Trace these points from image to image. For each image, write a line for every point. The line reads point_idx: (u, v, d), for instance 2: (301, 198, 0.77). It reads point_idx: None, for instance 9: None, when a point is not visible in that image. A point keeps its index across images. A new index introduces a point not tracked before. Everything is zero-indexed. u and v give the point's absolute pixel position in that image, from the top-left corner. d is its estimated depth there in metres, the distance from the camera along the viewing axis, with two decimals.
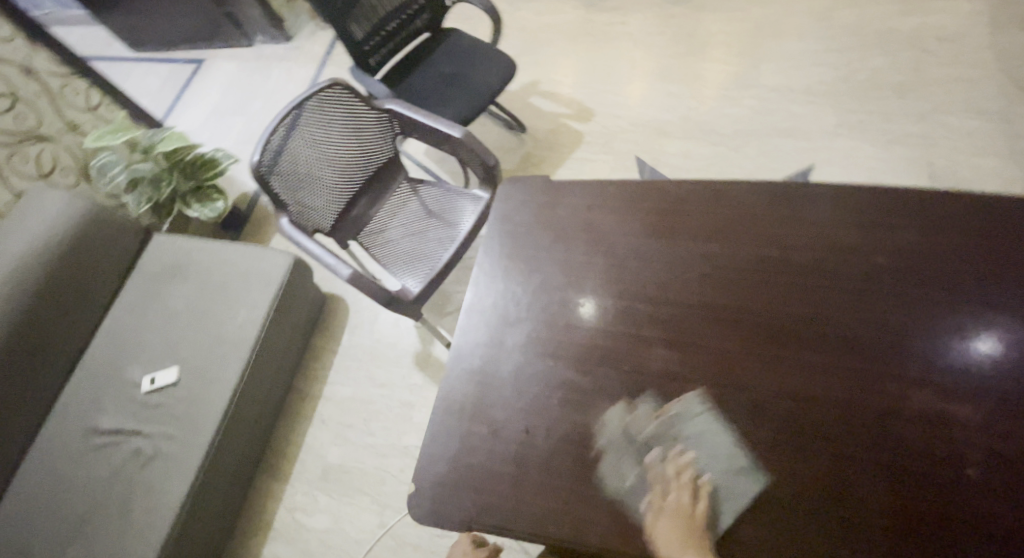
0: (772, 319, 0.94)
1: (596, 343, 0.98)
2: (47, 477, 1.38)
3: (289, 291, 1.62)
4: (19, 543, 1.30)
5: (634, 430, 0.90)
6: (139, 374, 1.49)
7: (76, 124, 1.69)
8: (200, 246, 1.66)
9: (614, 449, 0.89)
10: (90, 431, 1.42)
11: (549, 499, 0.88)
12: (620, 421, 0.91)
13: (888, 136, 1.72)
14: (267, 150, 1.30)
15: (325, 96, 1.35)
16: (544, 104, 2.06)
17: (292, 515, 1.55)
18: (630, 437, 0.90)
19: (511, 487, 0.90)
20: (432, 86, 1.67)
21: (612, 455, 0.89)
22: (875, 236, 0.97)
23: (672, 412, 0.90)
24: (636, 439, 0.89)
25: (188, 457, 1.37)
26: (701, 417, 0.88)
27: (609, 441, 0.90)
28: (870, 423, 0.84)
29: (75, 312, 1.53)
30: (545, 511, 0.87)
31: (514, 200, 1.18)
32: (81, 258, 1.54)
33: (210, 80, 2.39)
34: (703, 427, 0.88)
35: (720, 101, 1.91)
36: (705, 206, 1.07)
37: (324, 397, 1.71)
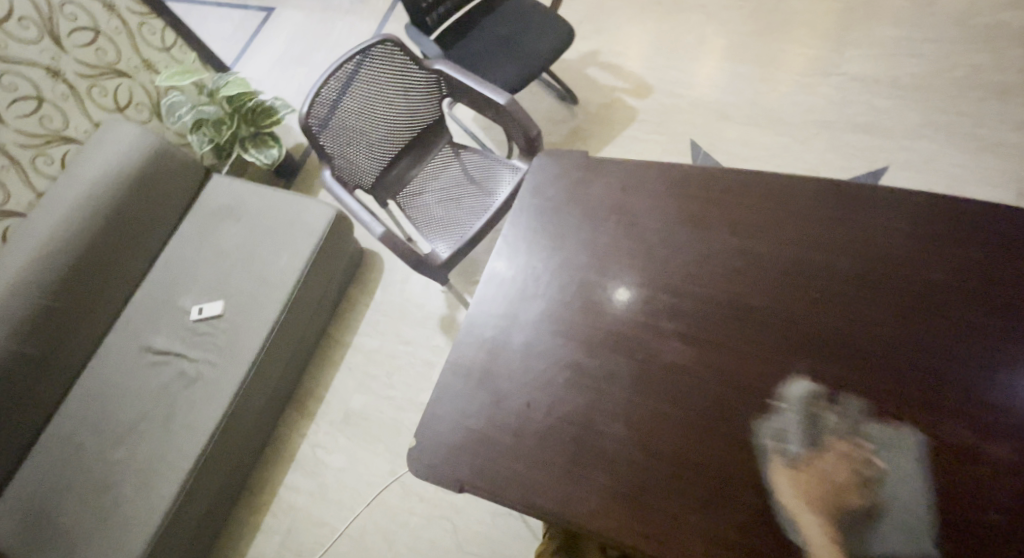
0: (799, 326, 0.90)
1: (608, 328, 0.97)
2: (106, 384, 1.52)
3: (331, 241, 1.68)
4: (78, 439, 1.45)
5: (820, 410, 0.83)
6: (189, 302, 1.60)
7: (150, 62, 1.78)
8: (253, 190, 1.74)
9: (790, 422, 0.83)
10: (145, 348, 1.55)
11: (543, 473, 0.89)
12: (805, 396, 0.85)
13: (976, 143, 1.57)
14: (316, 103, 1.34)
15: (377, 54, 1.37)
16: (603, 76, 1.99)
17: (314, 450, 1.65)
18: (817, 418, 0.83)
19: (506, 456, 0.92)
20: (486, 50, 1.66)
21: (611, 440, 0.89)
22: (931, 254, 0.90)
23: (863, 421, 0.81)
24: (818, 419, 0.83)
25: (226, 384, 1.47)
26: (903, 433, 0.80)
27: (789, 414, 0.84)
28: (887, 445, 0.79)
29: (139, 238, 1.65)
30: (537, 483, 0.88)
31: (547, 173, 1.16)
32: (148, 188, 1.64)
33: (279, 27, 2.45)
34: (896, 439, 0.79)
35: (792, 88, 1.79)
36: (749, 199, 1.02)
37: (353, 346, 1.78)
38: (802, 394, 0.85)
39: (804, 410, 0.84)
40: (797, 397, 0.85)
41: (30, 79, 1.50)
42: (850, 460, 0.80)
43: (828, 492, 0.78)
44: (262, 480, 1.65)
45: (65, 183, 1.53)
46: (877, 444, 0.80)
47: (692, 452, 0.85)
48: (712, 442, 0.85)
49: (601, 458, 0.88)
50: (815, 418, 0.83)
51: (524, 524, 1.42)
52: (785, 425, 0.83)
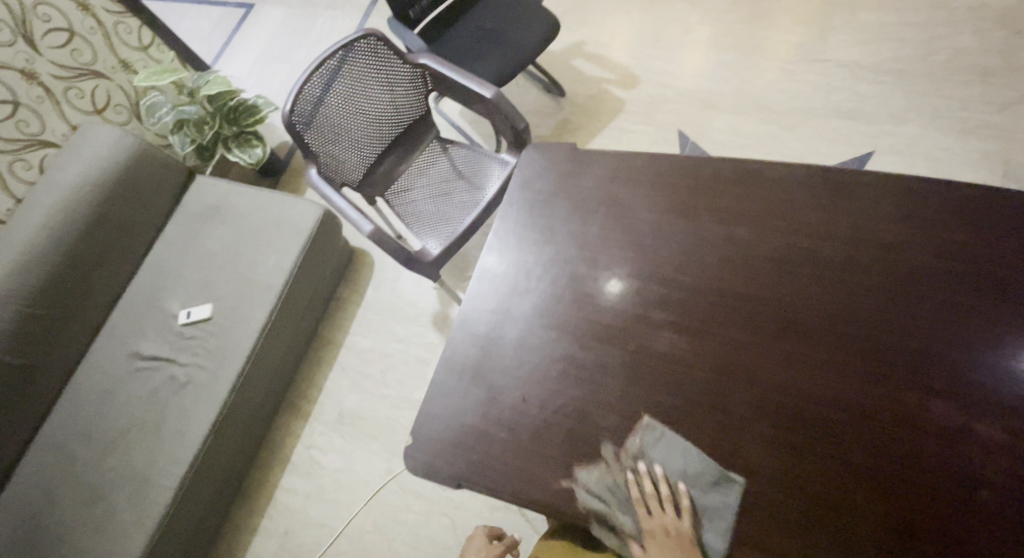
0: (789, 311, 0.90)
1: (602, 321, 0.97)
2: (93, 392, 1.49)
3: (319, 240, 1.66)
4: (66, 448, 1.43)
5: (610, 476, 0.86)
6: (177, 306, 1.58)
7: (127, 62, 1.75)
8: (238, 190, 1.72)
9: (601, 495, 0.86)
10: (132, 354, 1.53)
11: (543, 467, 0.89)
12: (596, 474, 0.87)
13: (962, 126, 1.58)
14: (300, 99, 1.32)
15: (359, 48, 1.35)
16: (588, 67, 1.98)
17: (309, 452, 1.64)
18: (608, 478, 0.86)
19: (503, 451, 0.91)
20: (470, 43, 1.64)
21: (608, 431, 0.89)
22: (917, 236, 0.90)
23: (634, 446, 0.87)
24: (621, 483, 0.86)
25: (216, 388, 1.46)
26: (666, 438, 0.86)
27: (598, 485, 0.86)
28: (880, 429, 0.80)
29: (123, 243, 1.62)
30: (536, 477, 0.88)
31: (536, 166, 1.15)
32: (130, 191, 1.61)
33: (259, 24, 2.41)
34: (670, 453, 0.85)
35: (777, 75, 1.80)
36: (737, 188, 1.02)
37: (345, 345, 1.77)
38: (592, 475, 0.87)
39: (601, 483, 0.86)
40: (588, 484, 0.86)
41: (5, 82, 1.46)
42: (663, 505, 0.84)
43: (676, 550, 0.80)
44: (257, 483, 1.63)
45: (44, 188, 1.50)
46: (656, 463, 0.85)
47: (692, 441, 0.85)
48: (708, 431, 0.85)
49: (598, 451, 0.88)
50: (604, 480, 0.86)
51: (523, 517, 1.43)
52: (602, 505, 0.86)
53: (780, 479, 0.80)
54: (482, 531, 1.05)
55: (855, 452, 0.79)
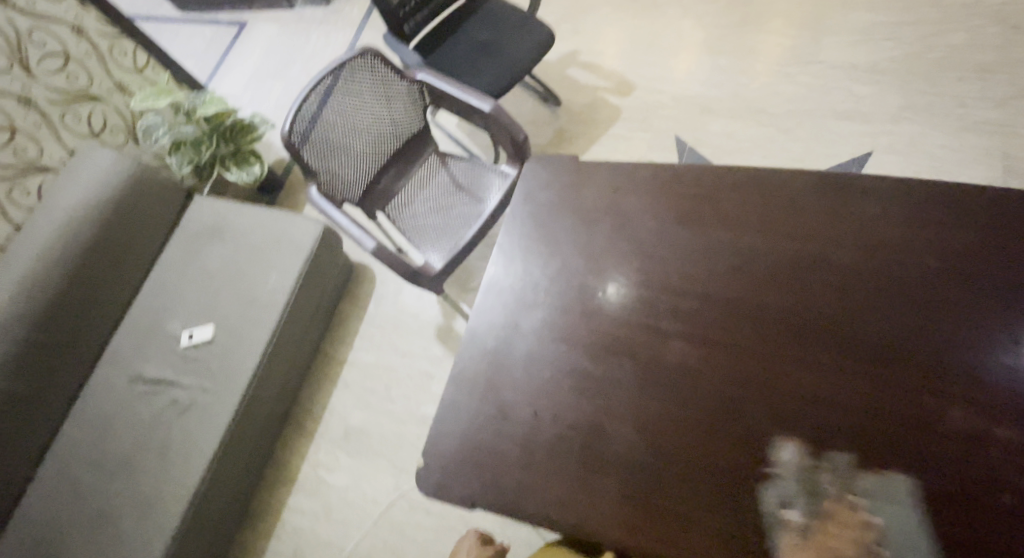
0: (799, 318, 0.90)
1: (610, 332, 0.97)
2: (97, 418, 1.48)
3: (320, 257, 1.65)
4: (71, 476, 1.42)
5: (817, 470, 0.81)
6: (179, 328, 1.57)
7: (123, 85, 1.74)
8: (237, 209, 1.71)
9: (794, 485, 0.80)
10: (136, 378, 1.52)
11: (557, 483, 0.89)
12: (800, 460, 0.81)
13: (959, 123, 1.59)
14: (298, 118, 1.32)
15: (356, 65, 1.35)
16: (583, 75, 1.99)
17: (315, 471, 1.63)
18: (813, 483, 0.80)
19: (516, 468, 0.91)
20: (466, 56, 1.64)
21: (622, 446, 0.88)
22: (924, 239, 0.91)
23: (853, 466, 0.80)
24: (818, 484, 0.80)
25: (221, 409, 1.45)
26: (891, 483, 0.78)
27: (796, 481, 0.80)
28: (897, 435, 0.80)
29: (123, 266, 1.61)
30: (550, 492, 0.88)
31: (538, 178, 1.15)
32: (128, 214, 1.60)
33: (252, 42, 2.42)
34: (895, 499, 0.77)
35: (773, 78, 1.80)
36: (740, 195, 1.02)
37: (349, 361, 1.76)
38: (795, 456, 0.82)
39: (801, 474, 0.81)
40: (790, 460, 0.81)
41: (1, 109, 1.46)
42: (850, 527, 0.77)
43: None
44: (263, 504, 1.62)
45: (42, 213, 1.49)
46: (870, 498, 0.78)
47: (709, 453, 0.85)
48: (723, 443, 0.85)
49: (611, 466, 0.88)
50: (811, 481, 0.80)
51: (534, 531, 1.42)
52: (784, 489, 0.80)
53: (893, 497, 0.77)
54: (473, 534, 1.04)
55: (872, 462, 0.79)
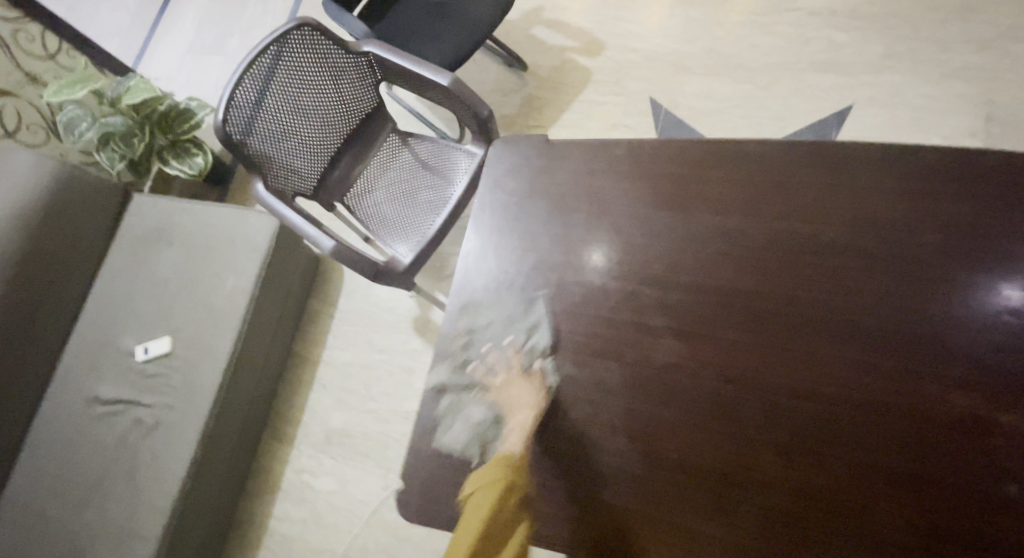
0: (792, 306, 0.84)
1: (596, 334, 0.90)
2: (57, 446, 1.38)
3: (278, 254, 1.53)
4: (36, 510, 1.33)
5: (453, 363, 0.94)
6: (132, 343, 1.45)
7: (34, 75, 1.55)
8: (183, 208, 1.57)
9: (464, 388, 0.93)
10: (92, 399, 1.41)
11: (543, 485, 0.85)
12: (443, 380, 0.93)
13: (942, 70, 1.52)
14: (232, 107, 1.18)
15: (293, 42, 1.20)
16: (548, 35, 1.85)
17: (300, 476, 1.57)
18: (460, 360, 0.94)
19: (498, 438, 0.88)
20: (419, 22, 1.49)
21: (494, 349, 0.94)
22: (923, 211, 0.84)
23: (465, 324, 0.96)
24: (455, 368, 0.94)
25: (187, 426, 1.35)
26: (479, 301, 0.97)
27: (455, 374, 0.94)
28: (464, 337, 0.95)
29: (61, 279, 1.47)
30: (478, 415, 0.90)
31: (506, 164, 1.05)
32: (60, 222, 1.45)
33: (182, 13, 2.19)
34: (484, 311, 0.96)
35: (749, 29, 1.69)
36: (724, 171, 0.93)
37: (323, 361, 1.67)
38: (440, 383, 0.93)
39: (445, 376, 0.94)
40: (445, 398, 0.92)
41: None
42: None
43: (516, 359, 0.91)
44: (248, 514, 1.56)
45: None
46: (479, 328, 0.95)
47: (700, 455, 0.81)
48: (717, 444, 0.81)
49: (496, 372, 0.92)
50: (460, 365, 0.94)
51: None
52: (474, 409, 0.91)
53: (479, 303, 0.97)
54: (529, 397, 0.88)
55: (822, 453, 0.77)
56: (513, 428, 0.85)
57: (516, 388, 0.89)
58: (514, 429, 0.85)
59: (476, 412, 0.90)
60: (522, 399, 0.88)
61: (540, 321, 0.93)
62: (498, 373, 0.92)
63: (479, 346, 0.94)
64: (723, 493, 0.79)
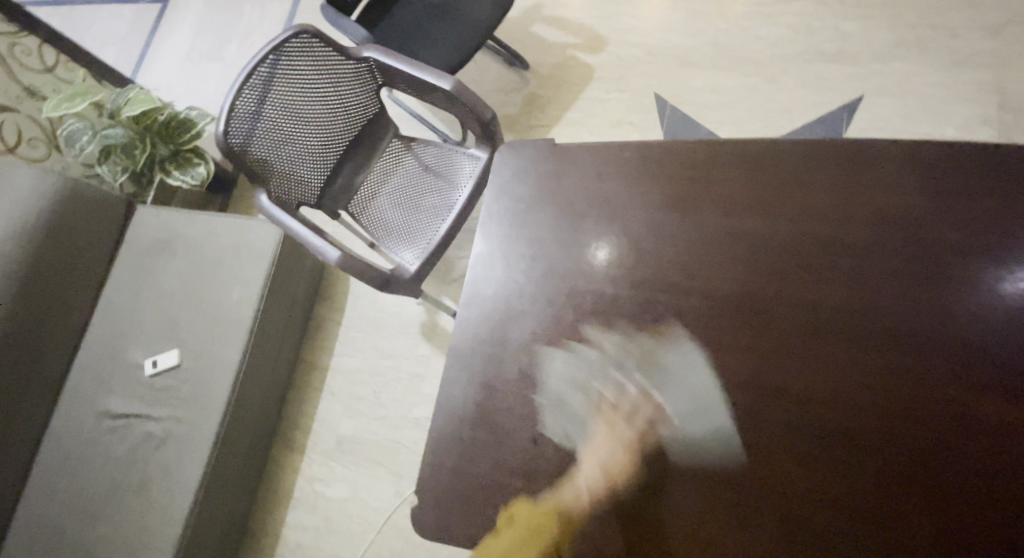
0: (810, 310, 0.83)
1: (662, 394, 0.85)
2: (69, 460, 1.38)
3: (283, 263, 1.52)
4: (51, 525, 1.34)
5: (575, 359, 0.90)
6: (141, 356, 1.44)
7: (33, 89, 1.53)
8: (187, 218, 1.56)
9: (586, 370, 0.89)
10: (102, 413, 1.41)
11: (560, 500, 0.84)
12: (557, 357, 0.90)
13: (953, 58, 1.49)
14: (233, 118, 1.17)
15: (291, 50, 1.19)
16: (549, 32, 1.82)
17: (312, 485, 1.56)
18: (585, 369, 0.89)
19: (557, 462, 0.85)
20: (417, 24, 1.47)
21: (620, 390, 0.87)
22: (945, 211, 0.82)
23: (600, 337, 0.89)
24: (573, 359, 0.90)
25: (198, 438, 1.35)
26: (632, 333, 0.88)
27: (587, 354, 0.89)
28: (604, 343, 0.89)
29: (67, 294, 1.46)
30: (569, 407, 0.88)
31: (512, 169, 1.03)
32: (63, 237, 1.44)
33: (179, 20, 2.17)
34: (640, 349, 0.88)
35: (754, 21, 1.66)
36: (737, 173, 0.91)
37: (332, 368, 1.67)
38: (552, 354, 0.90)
39: (559, 359, 0.90)
40: (547, 369, 0.90)
41: None
42: None
43: (636, 428, 0.84)
44: (261, 523, 1.56)
45: None
46: (620, 362, 0.88)
47: (719, 464, 0.79)
48: (736, 452, 0.79)
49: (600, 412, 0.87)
50: (580, 369, 0.89)
51: None
52: (576, 390, 0.88)
53: (641, 330, 0.88)
54: (617, 467, 0.83)
55: (844, 460, 0.76)
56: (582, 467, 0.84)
57: (616, 449, 0.84)
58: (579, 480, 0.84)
59: (569, 399, 0.88)
60: (617, 463, 0.83)
61: (690, 399, 0.84)
62: (605, 422, 0.86)
63: (639, 367, 0.87)
64: (745, 504, 0.77)
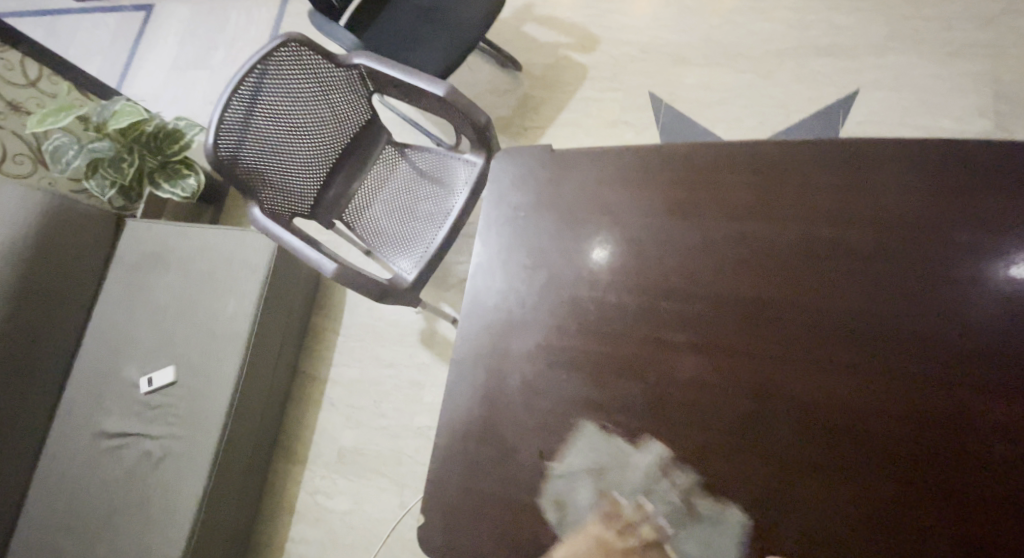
0: (818, 314, 0.81)
1: (671, 526, 0.79)
2: (66, 482, 1.36)
3: (279, 274, 1.50)
4: (50, 548, 1.32)
5: (610, 450, 0.84)
6: (136, 374, 1.42)
7: (16, 104, 1.50)
8: (179, 231, 1.53)
9: (613, 469, 0.83)
10: (98, 433, 1.38)
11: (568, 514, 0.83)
12: (594, 433, 0.85)
13: (947, 49, 1.48)
14: (223, 130, 1.14)
15: (280, 58, 1.16)
16: (540, 32, 1.80)
17: (314, 497, 1.55)
18: (612, 470, 0.83)
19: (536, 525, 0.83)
20: (408, 28, 1.45)
21: (632, 498, 0.82)
22: (952, 209, 0.81)
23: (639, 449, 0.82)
24: (607, 447, 0.84)
25: (197, 456, 1.32)
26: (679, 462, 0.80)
27: (615, 463, 0.83)
28: (642, 444, 0.82)
29: (58, 313, 1.44)
30: (576, 501, 0.83)
31: (510, 176, 1.01)
32: (53, 254, 1.41)
33: (164, 28, 2.13)
34: (678, 483, 0.80)
35: (747, 16, 1.65)
36: (739, 177, 0.90)
37: (331, 379, 1.65)
38: (592, 429, 0.85)
39: (593, 441, 0.84)
40: (586, 440, 0.85)
41: None
42: None
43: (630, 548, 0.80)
44: (264, 537, 1.55)
45: None
46: (652, 482, 0.81)
47: (730, 473, 0.78)
48: (747, 461, 0.78)
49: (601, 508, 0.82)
50: (607, 466, 0.83)
51: None
52: (592, 486, 0.83)
53: (688, 444, 0.81)
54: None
55: (856, 465, 0.75)
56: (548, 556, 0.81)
57: (603, 553, 0.80)
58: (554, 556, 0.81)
59: (579, 496, 0.83)
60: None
61: (697, 530, 0.78)
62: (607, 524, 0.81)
63: (672, 500, 0.80)
64: (758, 513, 0.76)
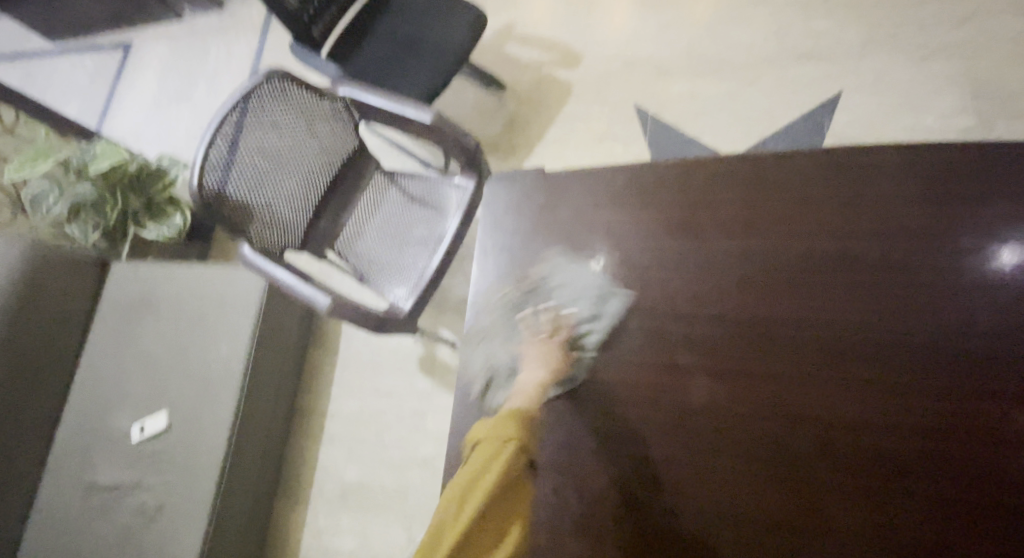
0: (828, 329, 0.80)
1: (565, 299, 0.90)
2: (58, 540, 1.31)
3: (271, 310, 1.46)
4: None
5: (487, 305, 0.95)
6: (127, 423, 1.37)
7: None
8: (165, 273, 1.50)
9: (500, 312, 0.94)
10: (90, 488, 1.34)
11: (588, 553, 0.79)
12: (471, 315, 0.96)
13: (925, 50, 1.49)
14: (209, 169, 1.11)
15: (263, 94, 1.15)
16: (523, 52, 1.81)
17: (319, 538, 1.50)
18: (502, 303, 0.94)
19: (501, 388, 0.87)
20: (390, 55, 1.44)
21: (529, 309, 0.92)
22: (953, 216, 0.80)
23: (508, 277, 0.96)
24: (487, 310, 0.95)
25: (194, 506, 1.28)
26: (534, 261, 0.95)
27: (496, 303, 0.94)
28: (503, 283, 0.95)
29: (43, 366, 1.39)
30: (496, 354, 0.91)
31: (505, 203, 1.00)
32: (36, 305, 1.37)
33: (143, 66, 2.11)
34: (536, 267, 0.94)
35: (726, 26, 1.66)
36: (738, 193, 0.89)
37: (330, 413, 1.61)
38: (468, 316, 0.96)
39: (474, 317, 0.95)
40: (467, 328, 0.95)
41: None
42: None
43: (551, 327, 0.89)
44: None
45: None
46: (527, 281, 0.94)
47: (751, 500, 0.76)
48: (769, 484, 0.76)
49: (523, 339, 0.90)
50: (496, 304, 0.94)
51: None
52: (500, 341, 0.92)
53: (522, 259, 0.96)
54: (558, 364, 0.86)
55: (881, 485, 0.73)
56: (526, 383, 0.83)
57: (544, 348, 0.87)
58: (527, 383, 0.83)
59: (499, 356, 0.91)
60: (546, 362, 0.86)
61: (584, 287, 0.90)
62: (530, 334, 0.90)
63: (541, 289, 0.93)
64: (785, 539, 0.73)
